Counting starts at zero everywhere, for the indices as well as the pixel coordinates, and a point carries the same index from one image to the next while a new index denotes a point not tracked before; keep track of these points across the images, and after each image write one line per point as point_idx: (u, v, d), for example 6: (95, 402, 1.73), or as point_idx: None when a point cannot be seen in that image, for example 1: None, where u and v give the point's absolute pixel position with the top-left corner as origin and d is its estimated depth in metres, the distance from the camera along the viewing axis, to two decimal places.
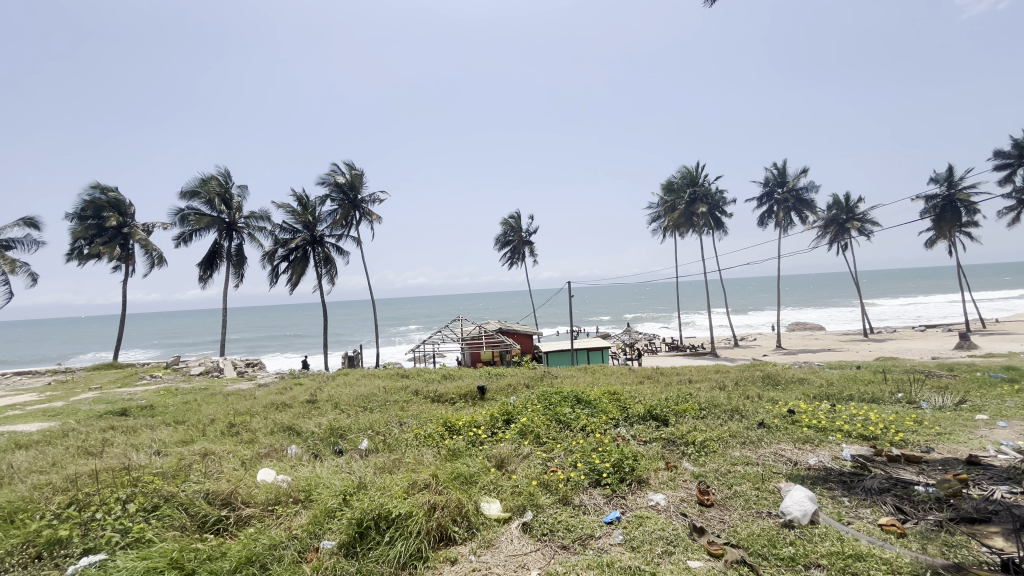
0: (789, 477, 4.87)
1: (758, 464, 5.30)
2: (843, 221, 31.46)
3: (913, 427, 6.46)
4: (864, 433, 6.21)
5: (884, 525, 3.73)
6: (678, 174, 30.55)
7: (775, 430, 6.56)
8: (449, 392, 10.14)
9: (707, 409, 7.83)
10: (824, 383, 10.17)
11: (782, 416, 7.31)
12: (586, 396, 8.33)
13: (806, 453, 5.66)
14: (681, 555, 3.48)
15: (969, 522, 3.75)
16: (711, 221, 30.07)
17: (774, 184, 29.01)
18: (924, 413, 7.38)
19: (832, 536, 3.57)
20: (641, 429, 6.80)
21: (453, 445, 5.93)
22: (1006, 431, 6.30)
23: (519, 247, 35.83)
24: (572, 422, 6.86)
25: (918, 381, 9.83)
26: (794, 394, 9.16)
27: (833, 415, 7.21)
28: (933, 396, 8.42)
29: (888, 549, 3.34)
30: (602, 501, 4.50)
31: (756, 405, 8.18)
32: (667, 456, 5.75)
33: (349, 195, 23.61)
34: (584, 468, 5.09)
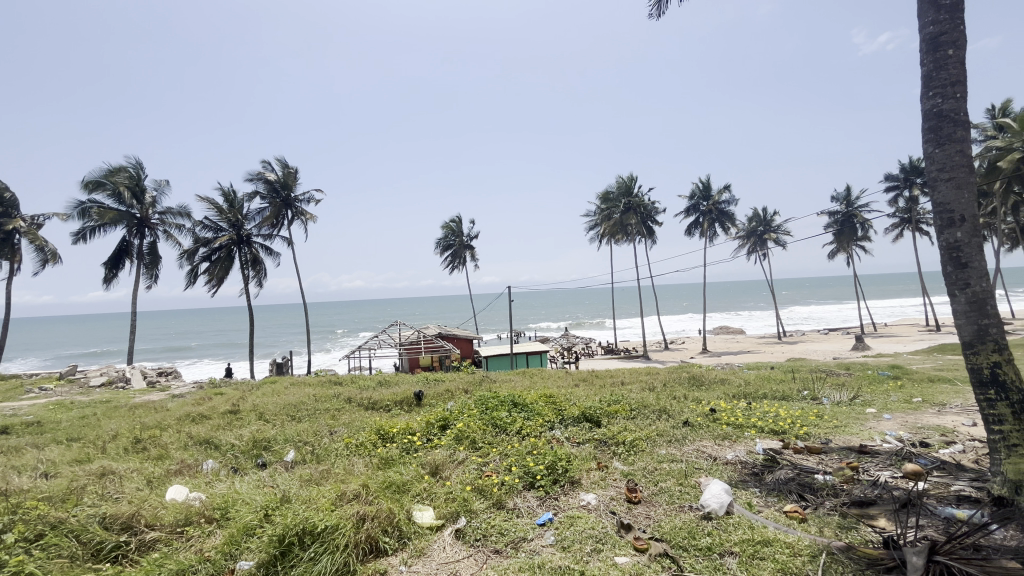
0: (710, 472, 5.19)
1: (681, 460, 5.61)
2: (760, 233, 34.19)
3: (816, 422, 7.11)
4: (775, 428, 6.76)
5: (788, 512, 4.06)
6: (614, 184, 31.84)
7: (698, 428, 6.97)
8: (385, 399, 9.85)
9: (637, 410, 8.18)
10: (742, 383, 10.95)
11: (704, 414, 7.80)
12: (522, 400, 8.40)
13: (724, 449, 6.06)
14: (609, 552, 3.60)
15: (859, 505, 4.18)
16: (644, 230, 31.55)
17: (700, 197, 31.04)
18: (825, 408, 8.16)
19: (744, 525, 3.84)
20: (575, 430, 6.97)
21: (386, 453, 5.78)
22: (891, 422, 7.11)
23: (460, 251, 35.68)
24: (508, 426, 6.89)
25: (821, 379, 10.88)
26: (716, 394, 9.78)
27: (748, 412, 7.79)
28: (833, 392, 9.34)
29: (791, 533, 3.65)
30: (536, 504, 4.56)
31: (682, 405, 8.65)
32: (599, 456, 5.94)
33: (281, 193, 22.37)
34: (518, 471, 5.15)
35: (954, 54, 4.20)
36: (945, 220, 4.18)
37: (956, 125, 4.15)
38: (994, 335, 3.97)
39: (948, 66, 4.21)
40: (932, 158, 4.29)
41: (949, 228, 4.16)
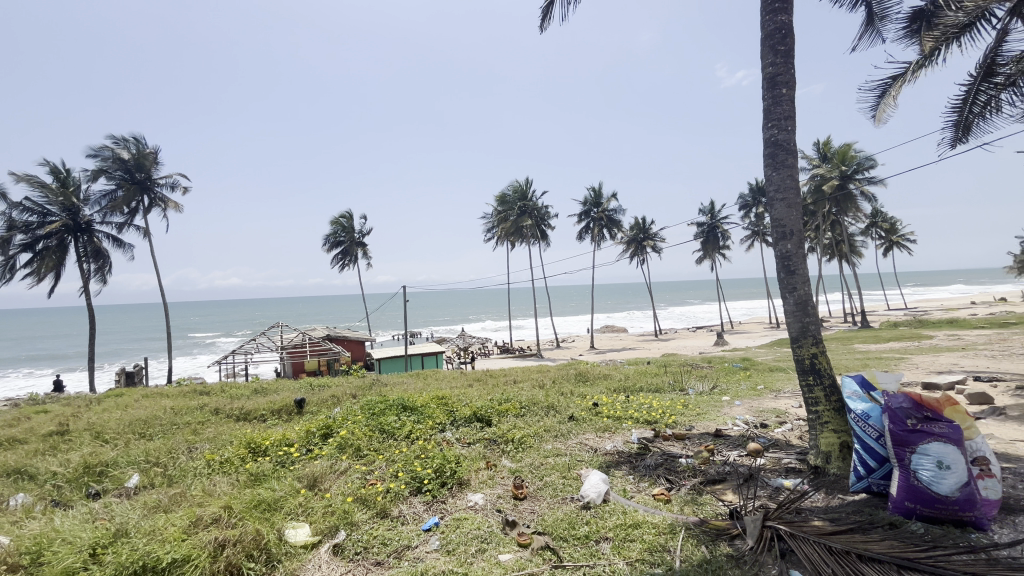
0: (590, 463, 5.50)
1: (566, 454, 5.88)
2: (641, 240, 37.44)
3: (681, 410, 7.94)
4: (648, 418, 7.41)
5: (656, 495, 4.43)
6: (510, 187, 32.62)
7: (582, 422, 7.38)
8: (259, 408, 8.95)
9: (527, 408, 8.43)
10: (622, 377, 11.85)
11: (588, 408, 8.30)
12: (412, 403, 8.19)
13: (604, 440, 6.48)
14: (493, 551, 3.63)
15: (712, 482, 4.72)
16: (538, 233, 32.73)
17: (590, 204, 33.06)
18: (690, 397, 9.14)
19: (617, 511, 4.12)
20: (465, 431, 6.96)
21: (256, 468, 5.23)
22: (740, 408, 8.19)
23: (351, 248, 33.90)
24: (396, 431, 6.66)
25: (688, 372, 12.19)
26: (599, 389, 10.46)
27: (626, 405, 8.44)
28: (696, 384, 10.53)
29: (657, 514, 3.99)
30: (422, 509, 4.45)
31: (568, 400, 9.12)
32: (488, 455, 5.99)
33: (134, 175, 19.32)
34: (405, 477, 4.99)
35: (786, 93, 4.94)
36: (779, 233, 4.90)
37: (787, 153, 4.89)
38: (813, 332, 4.74)
39: (782, 103, 4.94)
40: (771, 180, 5.00)
41: (781, 241, 4.89)
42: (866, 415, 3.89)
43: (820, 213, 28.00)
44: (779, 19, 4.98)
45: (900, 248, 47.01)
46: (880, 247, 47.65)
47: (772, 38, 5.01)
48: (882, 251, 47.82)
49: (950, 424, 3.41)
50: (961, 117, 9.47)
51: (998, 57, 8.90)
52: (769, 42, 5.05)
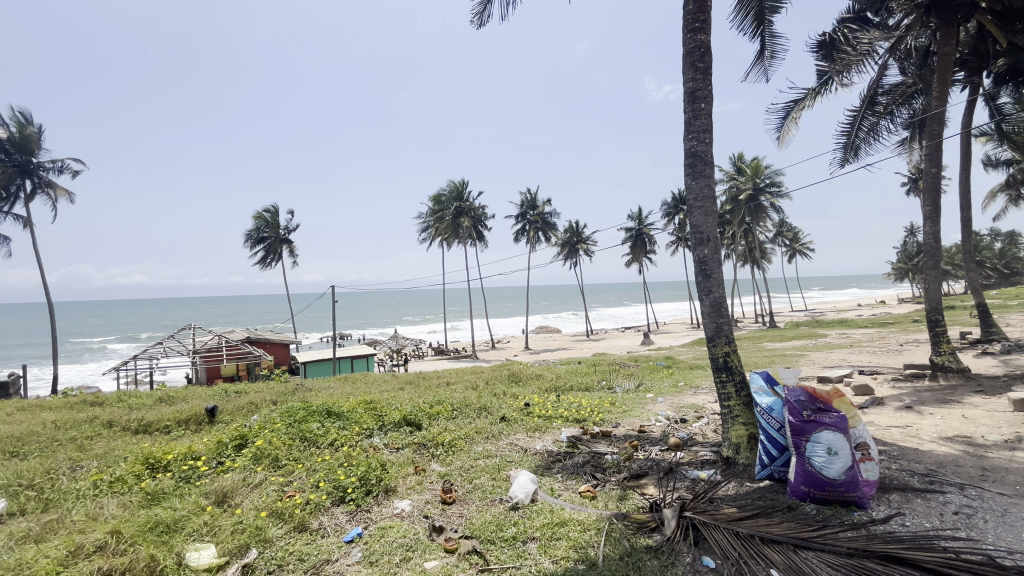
0: (519, 464, 5.53)
1: (496, 455, 5.88)
2: (574, 243, 38.54)
3: (609, 408, 8.22)
4: (577, 417, 7.60)
5: (583, 492, 4.53)
6: (446, 187, 32.32)
7: (513, 423, 7.43)
8: (162, 419, 8.12)
9: (458, 410, 8.34)
10: (554, 377, 12.08)
11: (520, 409, 8.36)
12: (338, 408, 7.81)
13: (535, 440, 6.55)
14: (418, 558, 3.53)
15: (635, 477, 4.92)
16: (474, 234, 32.66)
17: (525, 207, 33.54)
18: (617, 395, 9.51)
19: (544, 510, 4.17)
20: (394, 436, 6.75)
21: (155, 486, 4.73)
22: (663, 404, 8.64)
23: (275, 245, 31.92)
24: (320, 438, 6.32)
25: (616, 371, 12.69)
26: (532, 389, 10.59)
27: (556, 404, 8.61)
28: (623, 382, 10.97)
29: (582, 511, 4.09)
30: (345, 520, 4.24)
31: (500, 401, 9.13)
32: (417, 460, 5.84)
33: (14, 156, 16.94)
34: (327, 487, 4.73)
35: (704, 107, 5.26)
36: (697, 239, 5.20)
37: (705, 164, 5.21)
38: (727, 331, 5.08)
39: (701, 117, 5.26)
40: (690, 188, 5.31)
41: (699, 246, 5.19)
42: (770, 408, 4.23)
43: (735, 222, 30.34)
44: (698, 38, 5.30)
45: (802, 255, 52.06)
46: (785, 254, 52.48)
47: (692, 55, 5.32)
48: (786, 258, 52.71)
49: (839, 414, 3.77)
50: (849, 139, 10.67)
51: (878, 88, 10.14)
52: (689, 59, 5.36)
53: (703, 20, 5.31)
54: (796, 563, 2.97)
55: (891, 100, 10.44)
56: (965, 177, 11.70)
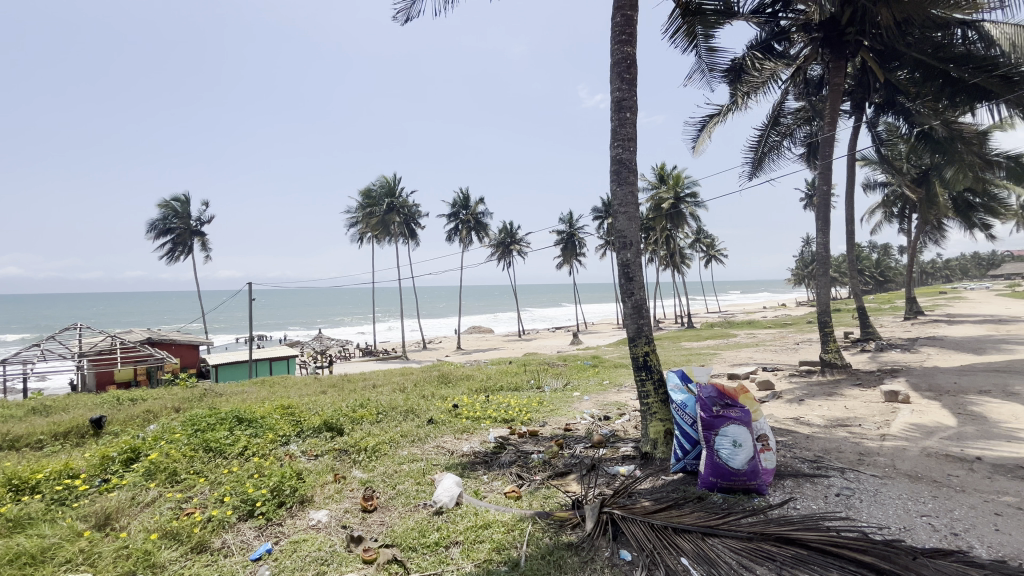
0: (446, 466, 5.44)
1: (422, 459, 5.74)
2: (508, 244, 38.88)
3: (536, 408, 8.33)
4: (505, 417, 7.63)
5: (508, 492, 4.54)
6: (377, 182, 31.28)
7: (441, 424, 7.30)
8: (34, 433, 7.08)
9: (384, 413, 8.05)
10: (484, 377, 12.05)
11: (448, 410, 8.24)
12: (250, 415, 7.24)
13: (462, 442, 6.48)
14: (334, 572, 3.34)
15: (560, 475, 5.01)
16: (406, 232, 31.92)
17: (459, 206, 33.33)
18: (545, 394, 9.67)
19: (469, 513, 4.12)
20: (313, 442, 6.38)
21: (20, 511, 4.09)
22: (588, 402, 8.90)
23: (184, 237, 29.20)
24: (227, 448, 5.81)
25: (545, 371, 12.91)
26: (461, 389, 10.50)
27: (485, 405, 8.59)
28: (551, 381, 11.18)
29: (507, 512, 4.09)
30: (253, 535, 3.93)
31: (428, 403, 8.95)
32: (337, 467, 5.55)
33: None
34: (233, 501, 4.35)
35: (629, 117, 5.49)
36: (621, 243, 5.40)
37: (628, 171, 5.42)
38: (646, 332, 5.32)
39: (626, 126, 5.47)
40: (615, 194, 5.50)
41: (622, 249, 5.40)
42: (684, 405, 4.48)
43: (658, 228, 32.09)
44: (626, 50, 5.51)
45: (716, 260, 56.25)
46: (703, 259, 56.40)
47: (619, 66, 5.52)
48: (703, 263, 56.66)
49: (743, 409, 4.07)
50: (757, 155, 11.66)
51: (781, 111, 11.18)
52: (616, 69, 5.55)
53: (630, 33, 5.53)
54: (704, 550, 3.16)
55: (791, 122, 11.56)
56: (850, 195, 13.22)
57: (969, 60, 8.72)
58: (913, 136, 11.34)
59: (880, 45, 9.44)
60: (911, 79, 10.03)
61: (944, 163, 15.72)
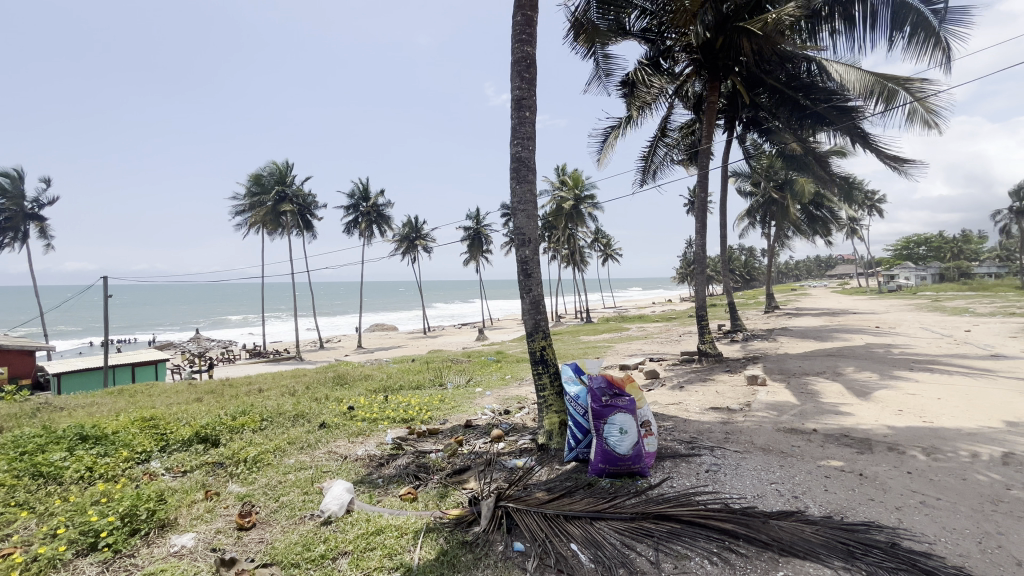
0: (337, 473, 5.13)
1: (311, 466, 5.35)
2: (412, 238, 37.92)
3: (437, 406, 8.22)
4: (404, 417, 7.41)
5: (403, 495, 4.40)
6: (266, 168, 28.65)
7: (334, 429, 6.88)
8: None
9: (269, 419, 7.40)
10: (384, 377, 11.61)
11: (343, 413, 7.80)
12: (98, 431, 6.20)
13: (357, 445, 6.17)
14: None
15: (458, 473, 4.98)
16: (301, 223, 29.70)
17: (360, 197, 31.75)
18: (447, 392, 9.57)
19: (360, 520, 3.92)
20: (181, 457, 5.64)
21: None
22: (490, 397, 8.98)
23: (15, 221, 24.28)
24: (65, 472, 4.91)
25: (448, 367, 12.78)
26: (359, 390, 10.00)
27: (383, 405, 8.27)
28: (454, 378, 11.11)
29: (402, 516, 3.96)
30: (95, 573, 3.34)
31: (321, 406, 8.39)
32: (209, 483, 4.95)
33: None
34: (69, 535, 3.66)
35: (528, 116, 5.58)
36: (519, 240, 5.48)
37: (528, 170, 5.52)
38: (543, 327, 5.47)
39: (525, 125, 5.56)
40: (514, 191, 5.57)
41: (521, 246, 5.48)
42: (577, 396, 4.68)
43: (559, 227, 33.40)
44: (525, 49, 5.59)
45: (613, 259, 60.03)
46: (600, 257, 59.86)
47: (520, 65, 5.58)
48: (600, 262, 60.19)
49: (629, 398, 4.35)
50: (647, 164, 12.60)
51: (667, 123, 12.16)
52: (516, 68, 5.61)
53: (530, 34, 5.62)
54: (591, 534, 3.32)
55: (676, 135, 12.67)
56: (723, 203, 14.85)
57: (816, 90, 10.24)
58: (772, 152, 13.07)
59: (747, 71, 10.64)
60: (771, 102, 11.48)
61: (796, 178, 18.33)
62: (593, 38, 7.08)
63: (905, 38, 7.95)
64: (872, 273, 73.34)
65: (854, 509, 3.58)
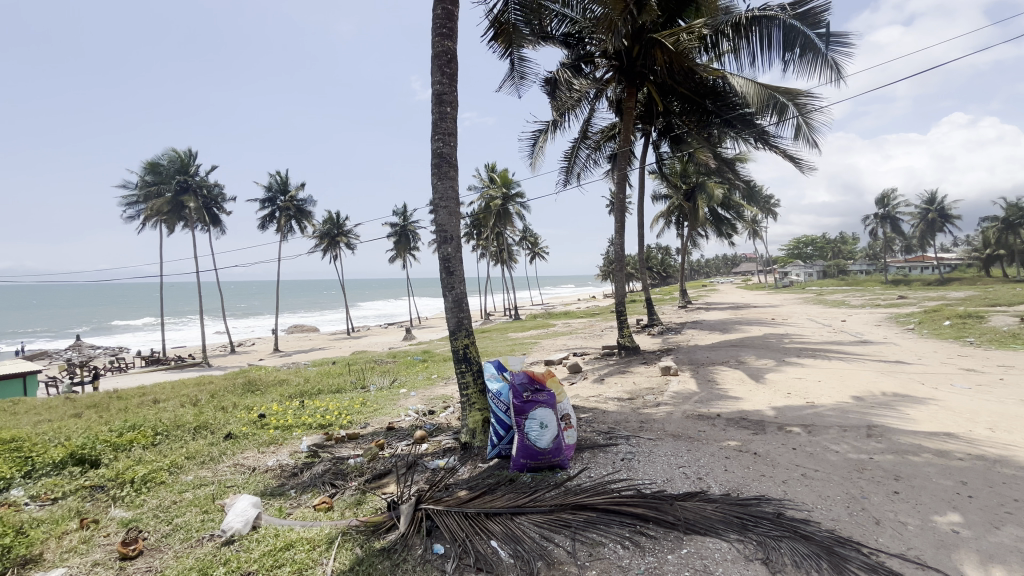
0: (243, 487, 4.74)
1: (213, 482, 4.91)
2: (334, 235, 36.16)
3: (358, 409, 7.90)
4: (321, 423, 7.03)
5: (317, 506, 4.16)
6: (165, 155, 25.85)
7: (241, 439, 6.37)
8: None
9: (164, 434, 6.68)
10: (301, 381, 10.94)
11: (252, 422, 7.24)
12: None
13: (267, 456, 5.75)
14: None
15: (378, 477, 4.81)
16: (207, 217, 27.22)
17: (276, 190, 29.70)
18: (369, 394, 9.23)
19: (267, 536, 3.65)
20: (50, 483, 4.91)
21: None
22: (414, 398, 8.77)
23: None
24: None
25: (371, 369, 12.32)
26: (272, 396, 9.35)
27: (298, 411, 7.79)
28: (377, 380, 10.72)
29: (315, 527, 3.74)
30: None
31: (228, 416, 7.72)
32: (86, 510, 4.36)
33: None
34: None
35: (449, 112, 5.50)
36: (442, 237, 5.38)
37: (449, 166, 5.44)
38: (466, 325, 5.42)
39: (446, 120, 5.48)
40: (436, 187, 5.46)
41: (443, 244, 5.39)
42: (499, 393, 4.70)
43: (488, 225, 33.45)
44: (445, 44, 5.50)
45: (541, 258, 61.32)
46: (528, 255, 60.94)
47: (441, 59, 5.48)
48: (528, 260, 61.23)
49: (549, 393, 4.42)
50: (569, 164, 12.96)
51: (589, 126, 12.56)
52: (437, 62, 5.50)
53: (450, 28, 5.54)
54: (512, 530, 3.34)
55: (597, 138, 13.14)
56: (640, 204, 15.67)
57: (722, 99, 11.06)
58: (684, 158, 14.02)
59: (662, 80, 11.24)
60: (683, 109, 12.27)
61: (707, 182, 19.85)
62: (513, 38, 7.15)
63: (797, 58, 8.79)
64: (770, 270, 81.26)
65: (748, 485, 3.93)
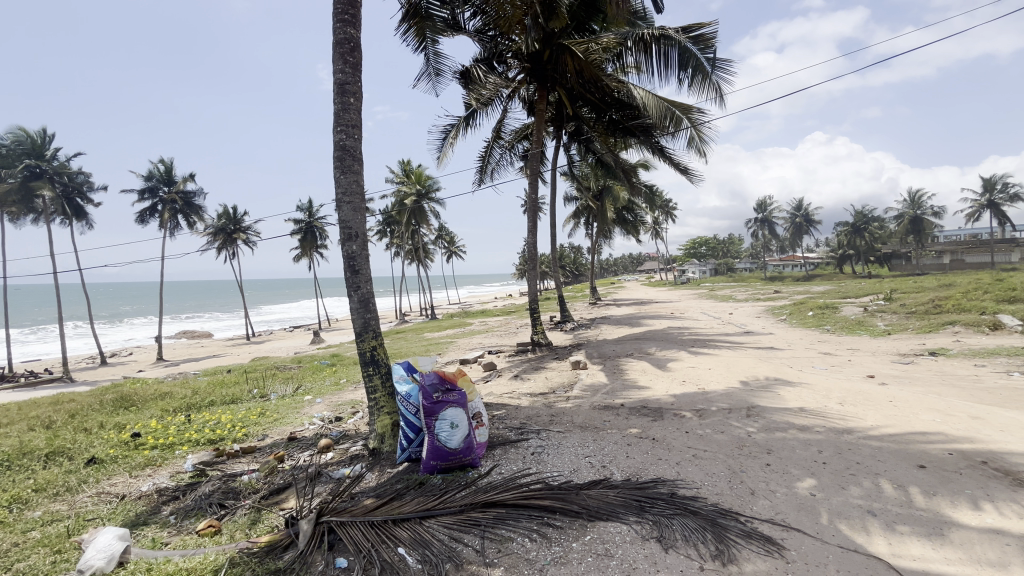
0: (109, 519, 4.13)
1: (68, 517, 4.22)
2: (230, 231, 33.01)
3: (255, 420, 7.26)
4: (210, 438, 6.37)
5: (201, 530, 3.75)
6: (6, 135, 21.83)
7: (109, 464, 5.56)
8: None
9: (2, 465, 5.60)
10: (188, 393, 9.81)
11: (122, 443, 6.34)
12: None
13: (142, 480, 5.08)
14: None
15: (275, 493, 4.45)
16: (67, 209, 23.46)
17: (157, 180, 26.39)
18: (269, 403, 8.53)
19: (137, 571, 3.20)
20: None
21: None
22: (320, 405, 8.24)
23: None
24: None
25: (272, 376, 11.39)
26: (150, 412, 8.27)
27: (181, 427, 6.98)
28: (279, 388, 9.93)
29: (198, 555, 3.37)
30: None
31: (91, 438, 6.69)
32: None
33: None
34: None
35: (353, 102, 5.23)
36: (345, 234, 5.11)
37: (353, 160, 5.18)
38: (374, 326, 5.21)
39: (350, 111, 5.21)
40: (339, 182, 5.16)
41: (348, 241, 5.12)
42: (409, 394, 4.56)
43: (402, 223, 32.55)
44: (348, 31, 5.22)
45: (457, 256, 61.10)
46: (445, 254, 60.43)
47: (342, 46, 5.19)
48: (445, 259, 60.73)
49: (460, 392, 4.38)
50: (483, 164, 12.99)
51: (502, 126, 12.70)
52: (338, 49, 5.21)
53: (353, 15, 5.27)
54: (420, 535, 3.26)
55: (510, 137, 13.31)
56: (552, 205, 16.14)
57: (625, 108, 11.68)
58: (592, 161, 14.63)
59: (570, 86, 11.66)
60: (592, 115, 12.82)
61: (614, 187, 21.00)
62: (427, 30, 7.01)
63: (690, 78, 9.56)
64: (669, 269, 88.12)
65: (646, 469, 4.20)
